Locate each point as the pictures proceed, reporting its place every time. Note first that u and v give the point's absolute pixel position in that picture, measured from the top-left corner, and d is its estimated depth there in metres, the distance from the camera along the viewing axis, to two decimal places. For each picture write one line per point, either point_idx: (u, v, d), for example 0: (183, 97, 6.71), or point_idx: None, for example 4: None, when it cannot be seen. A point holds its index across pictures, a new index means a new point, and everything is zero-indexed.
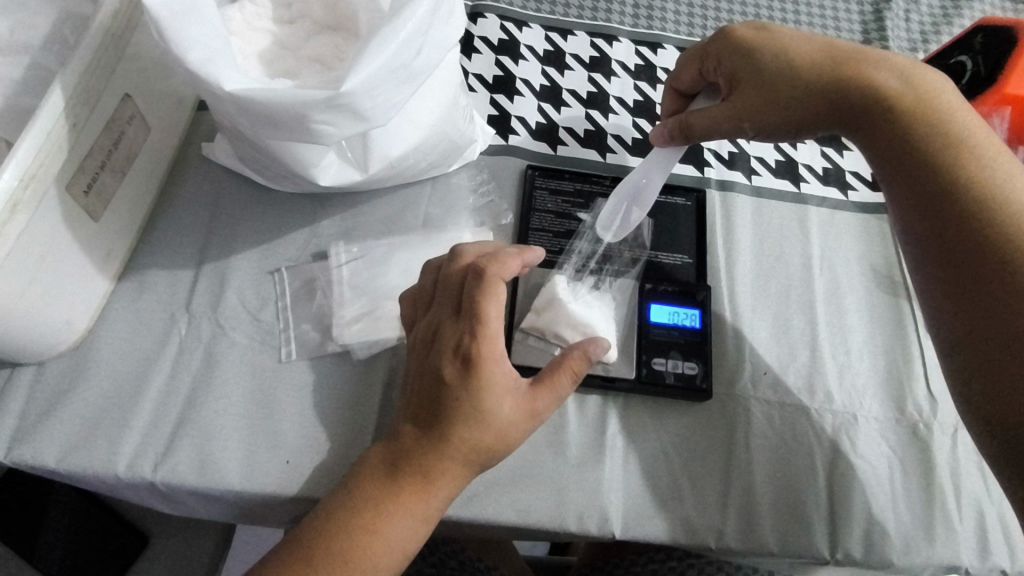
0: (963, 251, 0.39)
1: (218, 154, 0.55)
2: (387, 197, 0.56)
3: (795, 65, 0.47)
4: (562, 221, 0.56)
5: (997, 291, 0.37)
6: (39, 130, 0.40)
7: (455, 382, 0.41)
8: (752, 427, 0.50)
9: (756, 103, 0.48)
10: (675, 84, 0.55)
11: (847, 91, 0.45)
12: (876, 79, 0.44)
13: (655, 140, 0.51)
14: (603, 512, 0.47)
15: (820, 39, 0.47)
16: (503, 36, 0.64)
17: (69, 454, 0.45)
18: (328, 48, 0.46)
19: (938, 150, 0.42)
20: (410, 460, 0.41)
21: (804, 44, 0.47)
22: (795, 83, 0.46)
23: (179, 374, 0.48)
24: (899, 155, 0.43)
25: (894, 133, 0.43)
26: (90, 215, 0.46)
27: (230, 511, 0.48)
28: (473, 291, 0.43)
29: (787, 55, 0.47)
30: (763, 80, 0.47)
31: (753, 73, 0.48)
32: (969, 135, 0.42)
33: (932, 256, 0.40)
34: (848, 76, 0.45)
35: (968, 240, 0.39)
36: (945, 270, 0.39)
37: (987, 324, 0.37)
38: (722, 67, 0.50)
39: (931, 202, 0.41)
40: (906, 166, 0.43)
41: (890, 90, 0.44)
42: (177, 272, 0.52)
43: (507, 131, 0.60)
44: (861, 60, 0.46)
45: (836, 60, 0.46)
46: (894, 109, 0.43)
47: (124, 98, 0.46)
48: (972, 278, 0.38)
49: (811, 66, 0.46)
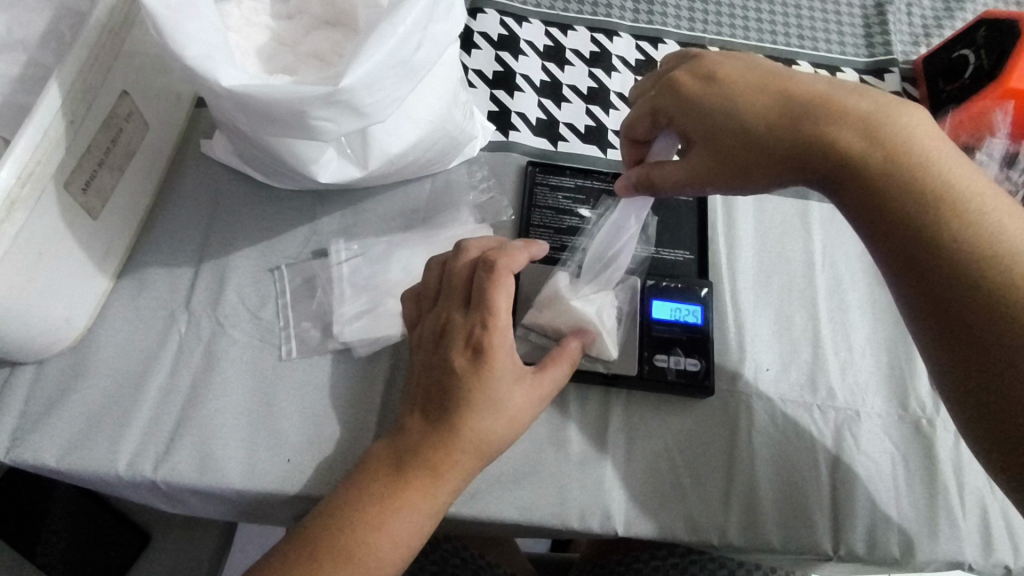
0: (946, 294, 0.36)
1: (217, 152, 0.55)
2: (387, 194, 0.56)
3: (750, 124, 0.42)
4: (563, 218, 0.55)
5: (981, 322, 0.35)
6: (36, 127, 0.39)
7: (466, 373, 0.41)
8: (755, 424, 0.50)
9: (717, 167, 0.44)
10: (630, 135, 0.51)
11: (813, 152, 0.41)
12: (843, 137, 0.40)
13: (621, 191, 0.49)
14: (605, 508, 0.47)
15: (776, 89, 0.43)
16: (504, 32, 0.64)
17: (69, 453, 0.45)
18: (326, 43, 0.46)
19: (920, 215, 0.38)
20: (418, 453, 0.41)
21: (755, 98, 0.43)
22: (753, 147, 0.42)
23: (179, 372, 0.48)
24: (877, 221, 0.39)
25: (866, 196, 0.39)
26: (89, 214, 0.46)
27: (231, 510, 0.48)
28: (482, 282, 0.43)
29: (741, 112, 0.43)
30: (720, 142, 0.43)
31: (708, 136, 0.44)
32: (947, 182, 0.38)
33: (918, 315, 0.38)
34: (808, 134, 0.41)
35: (949, 282, 0.36)
36: (926, 310, 0.37)
37: (976, 356, 0.35)
38: (676, 123, 0.46)
39: (912, 268, 0.38)
40: (887, 234, 0.39)
41: (856, 148, 0.40)
42: (176, 271, 0.52)
43: (507, 127, 0.60)
44: (818, 111, 0.41)
45: (792, 115, 0.41)
46: (862, 167, 0.39)
47: (121, 96, 0.46)
48: (955, 316, 0.36)
49: (770, 126, 0.42)
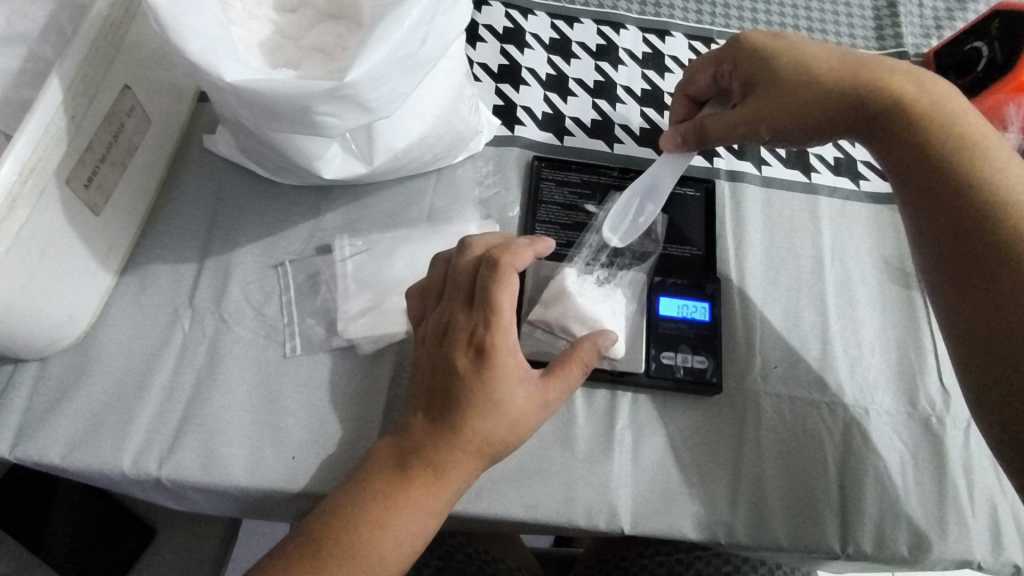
0: (973, 254, 0.38)
1: (220, 147, 0.54)
2: (392, 188, 0.55)
3: (812, 70, 0.46)
4: (569, 213, 0.55)
5: (1003, 288, 0.37)
6: (37, 122, 0.39)
7: (468, 374, 0.41)
8: (763, 422, 0.50)
9: (772, 107, 0.47)
10: (690, 89, 0.54)
11: (866, 97, 0.44)
12: (896, 86, 0.43)
13: (665, 142, 0.52)
14: (612, 506, 0.46)
15: (839, 48, 0.47)
16: (509, 24, 0.63)
17: (73, 451, 0.45)
18: (330, 37, 0.45)
19: (957, 161, 0.40)
20: (421, 453, 0.41)
21: (822, 50, 0.47)
22: (811, 89, 0.46)
23: (183, 370, 0.48)
24: (916, 165, 0.42)
25: (910, 140, 0.42)
26: (91, 209, 0.45)
27: (236, 507, 0.48)
28: (485, 281, 0.43)
29: (804, 60, 0.46)
30: (780, 84, 0.47)
31: (770, 77, 0.47)
32: (986, 142, 0.41)
33: (940, 254, 0.40)
34: (866, 83, 0.44)
35: (978, 244, 0.38)
36: (952, 269, 0.39)
37: (980, 298, 0.38)
38: (737, 72, 0.50)
39: (947, 215, 0.40)
40: (923, 175, 0.41)
41: (911, 99, 0.43)
42: (179, 267, 0.52)
43: (513, 121, 0.59)
44: (879, 67, 0.45)
45: (855, 64, 0.45)
46: (913, 116, 0.43)
47: (123, 90, 0.46)
48: (977, 280, 0.38)
49: (829, 72, 0.45)
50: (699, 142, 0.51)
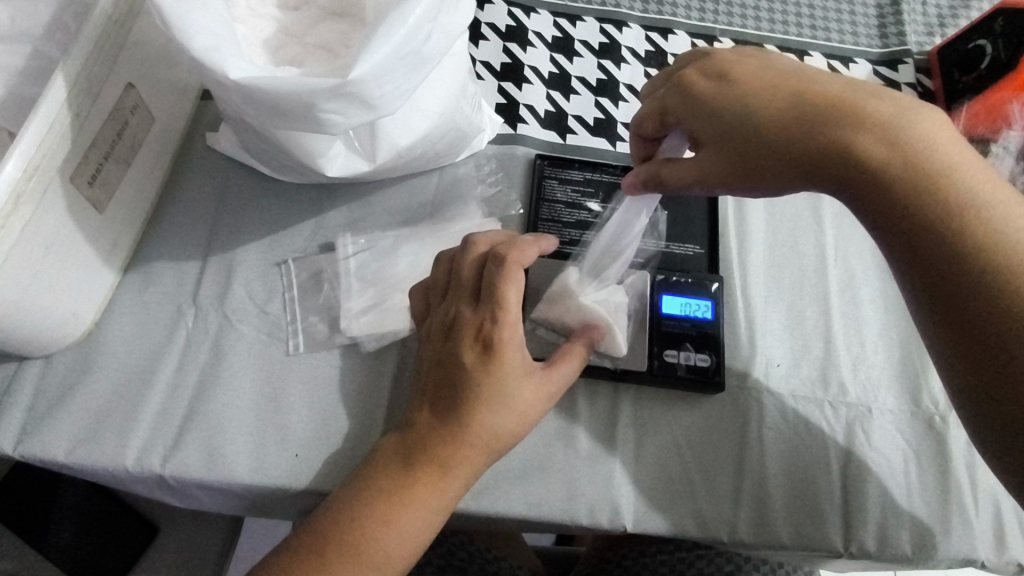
0: (973, 335, 0.36)
1: (222, 145, 0.54)
2: (396, 187, 0.55)
3: (766, 133, 0.41)
4: (572, 212, 0.55)
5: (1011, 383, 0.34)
6: (41, 121, 0.39)
7: (476, 368, 0.41)
8: (766, 421, 0.50)
9: (730, 175, 0.42)
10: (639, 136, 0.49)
11: (831, 161, 0.39)
12: (860, 144, 0.38)
13: (626, 192, 0.48)
14: (614, 504, 0.46)
15: (789, 95, 0.41)
16: (511, 22, 0.63)
17: (77, 448, 0.45)
18: (333, 34, 0.45)
19: (944, 228, 0.37)
20: (427, 448, 0.41)
21: (778, 102, 0.41)
22: (776, 155, 0.40)
23: (187, 367, 0.48)
24: (898, 235, 0.38)
25: (886, 207, 0.38)
26: (95, 207, 0.45)
27: (240, 504, 0.48)
28: (491, 276, 0.43)
29: (756, 120, 0.41)
30: (734, 150, 0.42)
31: (722, 142, 0.42)
32: (970, 195, 0.37)
33: (939, 341, 0.37)
34: (828, 145, 0.39)
35: (979, 322, 0.35)
36: (956, 361, 0.37)
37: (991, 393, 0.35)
38: (686, 127, 0.44)
39: (943, 291, 0.36)
40: (908, 247, 0.38)
41: (880, 160, 0.38)
42: (182, 265, 0.52)
43: (516, 119, 0.59)
44: (839, 119, 0.39)
45: (812, 119, 0.40)
46: (894, 176, 0.38)
47: (126, 89, 0.46)
48: (991, 355, 0.35)
49: (786, 133, 0.40)
50: None
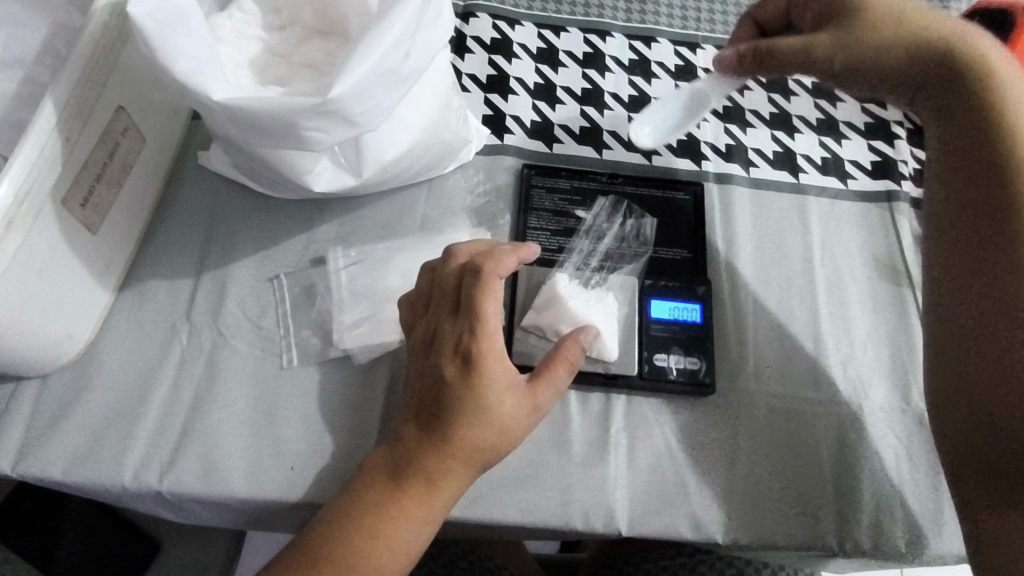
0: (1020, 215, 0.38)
1: (213, 162, 0.55)
2: (384, 200, 0.56)
3: (898, 14, 0.45)
4: (560, 219, 0.55)
5: None
6: (32, 147, 0.39)
7: (456, 381, 0.43)
8: (758, 421, 0.50)
9: (850, 36, 0.46)
10: (758, 13, 0.53)
11: (942, 48, 0.44)
12: (973, 44, 0.43)
13: (723, 59, 0.50)
14: (608, 509, 0.47)
15: (926, 7, 0.46)
16: (496, 35, 0.64)
17: (75, 465, 0.46)
18: (319, 53, 0.46)
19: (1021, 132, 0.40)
20: (413, 461, 0.43)
21: (913, 6, 0.46)
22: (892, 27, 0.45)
23: (182, 383, 0.49)
24: (970, 128, 0.42)
25: (981, 95, 0.42)
26: (88, 228, 0.46)
27: (237, 518, 0.49)
28: (469, 289, 0.44)
29: (893, 5, 0.46)
30: (866, 17, 0.46)
31: (854, 12, 0.46)
32: None
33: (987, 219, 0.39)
34: (944, 38, 0.44)
35: None
36: (988, 239, 0.39)
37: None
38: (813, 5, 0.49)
39: (981, 179, 0.40)
40: (976, 139, 0.41)
41: (993, 59, 0.43)
42: (176, 282, 0.52)
43: (502, 130, 0.60)
44: (958, 27, 0.45)
45: (938, 20, 0.45)
46: (982, 79, 0.42)
47: (117, 111, 0.46)
48: None
49: (915, 19, 0.45)
50: (760, 67, 0.49)
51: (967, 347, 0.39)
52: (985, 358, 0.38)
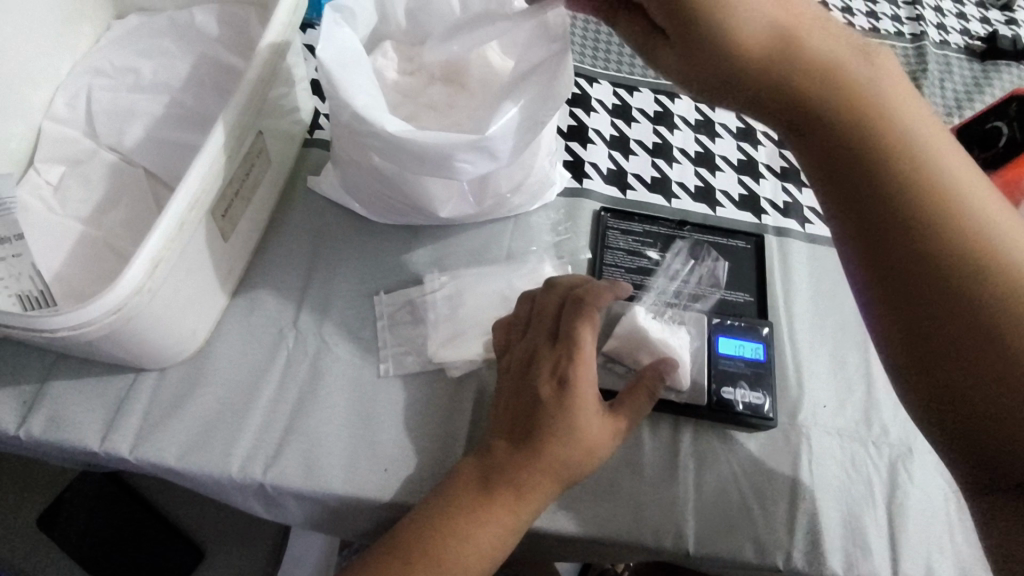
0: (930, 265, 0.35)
1: (324, 186, 0.61)
2: (474, 230, 0.61)
3: (751, 40, 0.38)
4: (634, 259, 0.61)
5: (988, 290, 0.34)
6: (204, 161, 0.45)
7: (551, 400, 0.46)
8: (816, 456, 0.53)
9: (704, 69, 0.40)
10: None
11: (813, 90, 0.38)
12: (808, 76, 0.38)
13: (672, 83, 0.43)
14: (678, 529, 0.50)
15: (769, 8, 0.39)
16: (576, 90, 0.71)
17: (188, 453, 0.50)
18: (442, 97, 0.52)
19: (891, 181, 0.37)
20: (505, 472, 0.46)
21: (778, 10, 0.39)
22: (762, 38, 0.38)
23: (288, 384, 0.53)
24: (862, 196, 0.38)
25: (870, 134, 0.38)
26: (223, 235, 0.51)
27: (325, 516, 0.52)
28: (569, 319, 0.49)
29: (733, 29, 0.38)
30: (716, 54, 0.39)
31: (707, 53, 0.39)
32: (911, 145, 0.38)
33: (908, 289, 0.36)
34: (794, 76, 0.38)
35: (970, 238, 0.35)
36: (930, 299, 0.35)
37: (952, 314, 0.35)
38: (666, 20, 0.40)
39: (902, 237, 0.36)
40: (875, 202, 0.37)
41: (854, 92, 0.38)
42: (284, 291, 0.57)
43: (581, 175, 0.66)
44: (805, 44, 0.38)
45: (784, 34, 0.38)
46: (839, 132, 0.38)
47: (257, 135, 0.52)
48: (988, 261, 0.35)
49: (766, 47, 0.38)
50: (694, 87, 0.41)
51: (935, 305, 0.35)
52: (946, 300, 0.35)
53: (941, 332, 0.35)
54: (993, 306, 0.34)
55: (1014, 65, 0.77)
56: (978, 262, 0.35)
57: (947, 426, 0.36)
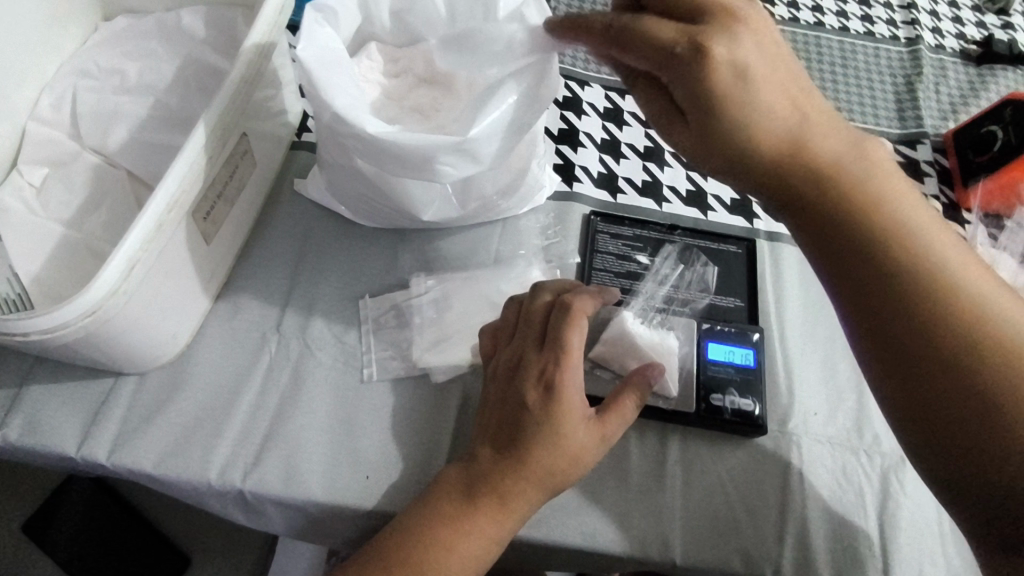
0: (933, 347, 0.39)
1: (310, 189, 0.60)
2: (462, 234, 0.61)
3: (765, 141, 0.41)
4: (623, 263, 0.60)
5: (984, 371, 0.38)
6: (184, 162, 0.44)
7: (537, 407, 0.46)
8: (806, 465, 0.53)
9: (722, 163, 0.42)
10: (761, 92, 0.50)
11: (822, 185, 0.41)
12: (819, 173, 0.41)
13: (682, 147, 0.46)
14: (664, 538, 0.49)
15: (780, 107, 0.41)
16: (568, 93, 0.70)
17: (166, 460, 0.49)
18: (426, 99, 0.51)
19: (897, 272, 0.40)
20: (489, 479, 0.45)
21: (780, 104, 0.41)
22: (774, 139, 0.41)
23: (269, 389, 0.52)
24: (870, 283, 0.41)
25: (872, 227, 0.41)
26: (205, 238, 0.50)
27: (305, 524, 0.51)
28: (557, 324, 0.48)
29: (752, 128, 0.40)
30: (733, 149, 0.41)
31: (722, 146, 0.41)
32: (912, 238, 0.41)
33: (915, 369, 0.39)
34: (802, 173, 0.41)
35: (968, 323, 0.39)
36: (935, 380, 0.39)
37: (955, 394, 0.38)
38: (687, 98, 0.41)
39: (905, 324, 0.40)
40: (883, 291, 0.40)
41: (857, 186, 0.41)
42: (268, 295, 0.56)
43: (571, 178, 0.65)
44: (813, 142, 0.41)
45: (792, 138, 0.41)
46: (844, 221, 0.41)
47: (241, 137, 0.52)
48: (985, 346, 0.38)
49: (777, 148, 0.41)
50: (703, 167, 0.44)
51: (932, 380, 0.39)
52: (944, 376, 0.38)
53: (941, 407, 0.39)
54: (1002, 390, 0.38)
55: (1009, 70, 0.76)
56: (970, 338, 0.39)
57: (954, 488, 0.39)
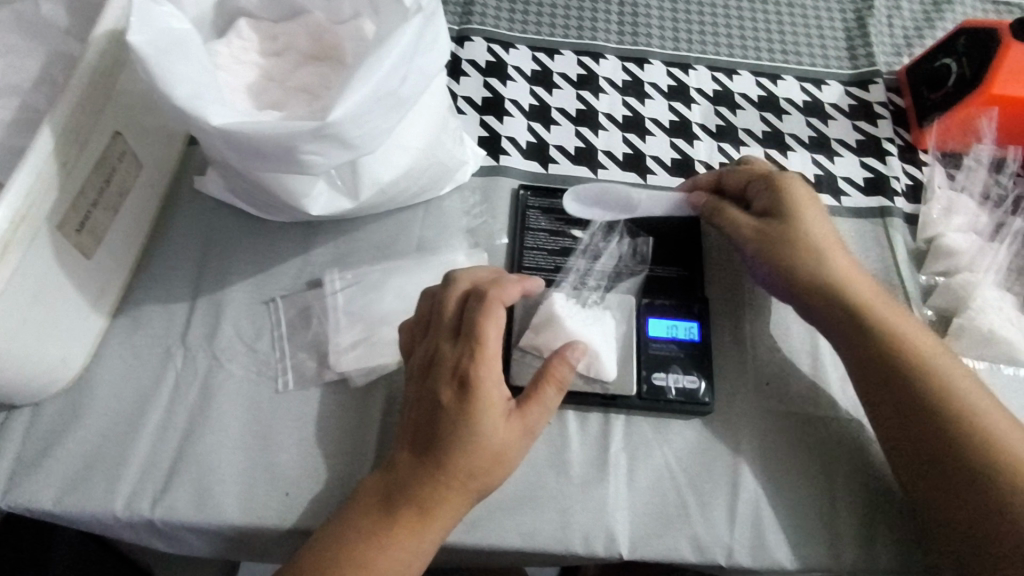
0: (934, 456, 0.41)
1: (209, 187, 0.55)
2: (381, 222, 0.56)
3: (818, 261, 0.47)
4: (555, 239, 0.56)
5: (974, 472, 0.40)
6: (30, 169, 0.39)
7: (452, 405, 0.42)
8: (757, 440, 0.50)
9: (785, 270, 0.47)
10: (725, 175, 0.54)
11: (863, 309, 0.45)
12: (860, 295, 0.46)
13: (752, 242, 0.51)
14: (608, 531, 0.46)
15: (820, 233, 0.48)
16: (491, 58, 0.65)
17: (65, 495, 0.45)
18: (313, 78, 0.46)
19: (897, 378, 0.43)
20: (407, 487, 0.42)
21: (815, 223, 0.48)
22: (809, 251, 0.47)
23: (175, 408, 0.48)
24: (887, 404, 0.44)
25: (880, 340, 0.44)
26: (83, 253, 0.46)
27: (228, 547, 0.48)
28: (472, 313, 0.44)
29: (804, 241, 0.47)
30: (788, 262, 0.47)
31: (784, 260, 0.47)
32: (909, 348, 0.44)
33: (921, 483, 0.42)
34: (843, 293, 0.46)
35: (962, 431, 0.41)
36: (937, 489, 0.41)
37: (953, 501, 0.40)
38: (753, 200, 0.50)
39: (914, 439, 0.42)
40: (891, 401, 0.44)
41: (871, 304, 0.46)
42: (172, 306, 0.52)
43: (497, 151, 0.60)
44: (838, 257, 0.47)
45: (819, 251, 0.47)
46: (875, 326, 0.45)
47: (114, 137, 0.47)
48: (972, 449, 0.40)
49: (818, 270, 0.47)
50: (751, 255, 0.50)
51: (938, 485, 0.41)
52: (947, 481, 0.41)
53: (951, 506, 0.40)
54: (993, 484, 0.39)
55: None
56: (957, 443, 0.41)
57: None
